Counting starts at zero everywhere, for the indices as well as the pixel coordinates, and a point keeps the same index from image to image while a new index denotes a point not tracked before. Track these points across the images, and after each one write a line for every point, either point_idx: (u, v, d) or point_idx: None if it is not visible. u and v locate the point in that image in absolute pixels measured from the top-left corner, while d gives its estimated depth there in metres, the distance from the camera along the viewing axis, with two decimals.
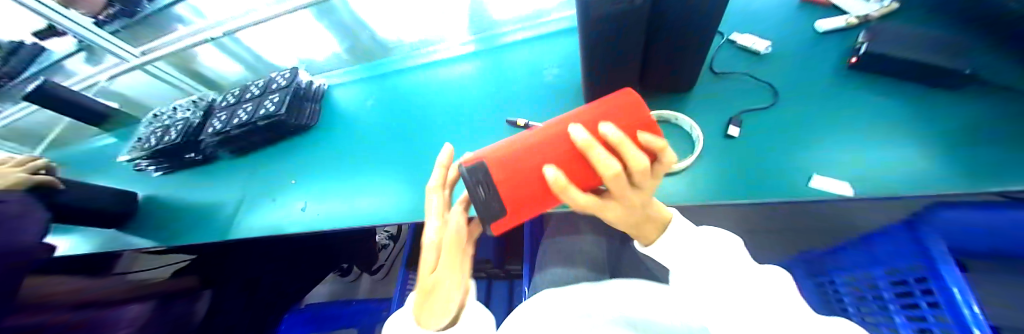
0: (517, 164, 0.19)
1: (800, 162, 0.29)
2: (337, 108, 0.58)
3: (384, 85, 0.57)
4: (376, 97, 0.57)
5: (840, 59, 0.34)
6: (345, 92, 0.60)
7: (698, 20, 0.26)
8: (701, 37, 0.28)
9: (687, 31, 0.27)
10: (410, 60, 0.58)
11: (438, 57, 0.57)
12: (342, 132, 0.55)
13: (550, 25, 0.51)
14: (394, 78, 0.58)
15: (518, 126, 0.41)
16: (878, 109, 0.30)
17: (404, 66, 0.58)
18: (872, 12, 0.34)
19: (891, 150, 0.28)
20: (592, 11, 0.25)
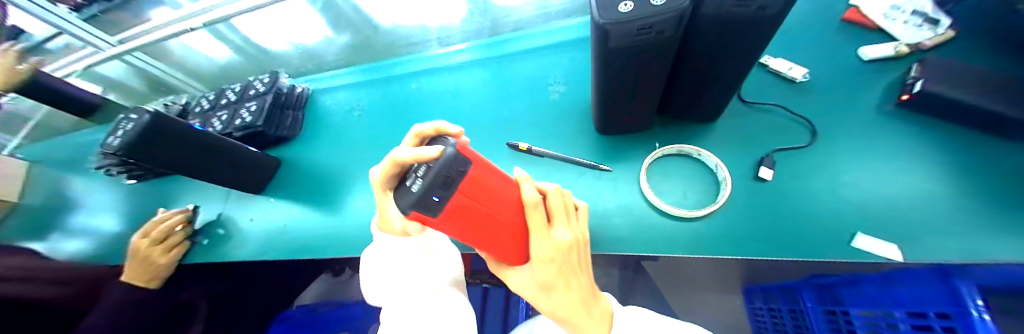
0: (485, 184, 0.17)
1: (840, 217, 0.26)
2: (325, 115, 0.54)
3: (377, 92, 0.53)
4: (365, 105, 0.52)
5: (884, 95, 0.30)
6: (332, 97, 0.55)
7: (744, 47, 0.21)
8: (743, 67, 0.24)
9: (724, 60, 0.23)
10: (404, 65, 0.53)
11: (433, 63, 0.52)
12: (328, 142, 0.50)
13: (557, 33, 0.46)
14: (385, 84, 0.53)
15: (520, 149, 0.37)
16: (930, 157, 0.27)
17: (397, 71, 0.53)
18: (924, 40, 0.31)
19: (944, 209, 0.24)
20: (611, 36, 0.20)
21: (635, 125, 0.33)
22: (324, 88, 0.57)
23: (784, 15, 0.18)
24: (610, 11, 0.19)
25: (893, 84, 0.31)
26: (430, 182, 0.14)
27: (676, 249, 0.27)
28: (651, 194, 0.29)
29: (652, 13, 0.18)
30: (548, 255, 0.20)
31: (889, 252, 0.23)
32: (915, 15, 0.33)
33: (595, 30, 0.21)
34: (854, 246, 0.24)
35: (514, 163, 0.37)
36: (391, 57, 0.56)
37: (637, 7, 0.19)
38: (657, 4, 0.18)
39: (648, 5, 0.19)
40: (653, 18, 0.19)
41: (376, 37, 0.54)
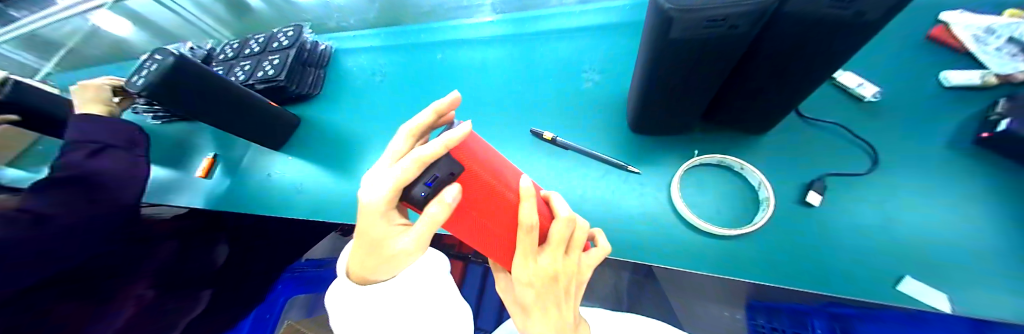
0: (480, 191, 0.17)
1: (884, 256, 0.24)
2: (346, 77, 0.52)
3: (400, 58, 0.51)
4: (387, 70, 0.51)
5: (963, 128, 0.27)
6: (354, 59, 0.54)
7: (825, 55, 0.19)
8: (817, 77, 0.21)
9: (794, 66, 0.20)
10: (431, 33, 0.51)
11: (461, 34, 0.49)
12: (348, 105, 0.49)
13: (599, 15, 0.43)
14: (410, 51, 0.51)
15: (545, 138, 0.35)
16: (999, 204, 0.24)
17: (423, 39, 0.51)
18: (1016, 72, 0.27)
19: (1006, 263, 0.22)
20: (676, 27, 0.18)
21: (672, 128, 0.30)
22: (348, 48, 0.55)
23: (886, 25, 0.16)
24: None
25: (973, 117, 0.27)
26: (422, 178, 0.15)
27: (701, 265, 0.26)
28: (682, 204, 0.27)
29: (730, 4, 0.16)
30: (526, 277, 0.21)
31: (938, 301, 0.21)
32: (1010, 43, 0.28)
33: (657, 17, 0.18)
34: (899, 289, 0.23)
35: (536, 151, 0.36)
36: (417, 22, 0.53)
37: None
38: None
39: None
40: (728, 10, 0.16)
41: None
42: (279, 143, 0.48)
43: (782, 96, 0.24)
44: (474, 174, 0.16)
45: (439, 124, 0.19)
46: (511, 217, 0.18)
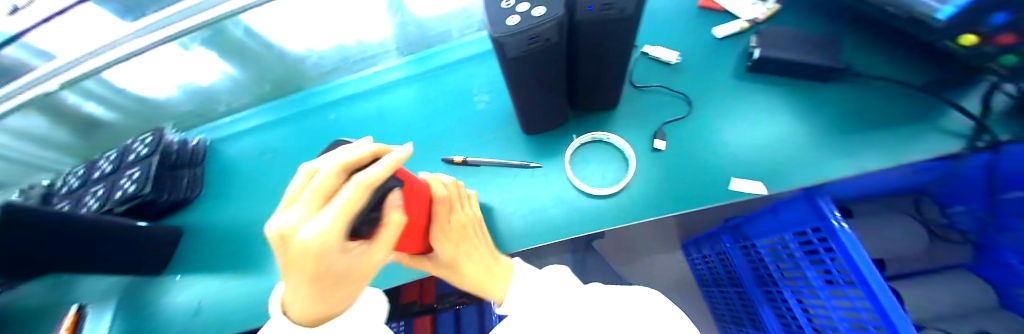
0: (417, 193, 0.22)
1: (720, 169, 0.32)
2: (238, 165, 0.49)
3: (295, 128, 0.49)
4: (278, 147, 0.48)
5: (737, 64, 0.38)
6: (243, 145, 0.50)
7: (620, 41, 0.25)
8: (624, 58, 0.27)
9: (607, 55, 0.27)
10: (323, 96, 0.51)
11: (354, 90, 0.50)
12: (246, 194, 0.45)
13: (474, 44, 0.48)
14: (304, 120, 0.50)
15: (455, 162, 0.38)
16: (767, 109, 0.35)
17: (315, 104, 0.50)
18: (757, 16, 0.39)
19: (783, 147, 0.32)
20: (509, 48, 0.22)
21: (552, 122, 0.36)
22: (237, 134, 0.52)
23: (639, 16, 0.22)
24: (500, 27, 0.21)
25: (740, 55, 0.38)
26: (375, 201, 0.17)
27: (603, 225, 0.30)
28: (575, 180, 0.32)
29: (534, 24, 0.20)
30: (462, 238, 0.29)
31: (758, 188, 0.30)
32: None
33: (492, 44, 0.22)
34: (734, 190, 0.30)
35: (451, 177, 0.38)
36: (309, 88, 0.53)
37: (520, 21, 0.21)
38: (536, 15, 0.20)
39: (530, 17, 0.21)
40: (537, 30, 0.21)
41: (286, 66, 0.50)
42: (163, 263, 0.41)
43: (615, 76, 0.30)
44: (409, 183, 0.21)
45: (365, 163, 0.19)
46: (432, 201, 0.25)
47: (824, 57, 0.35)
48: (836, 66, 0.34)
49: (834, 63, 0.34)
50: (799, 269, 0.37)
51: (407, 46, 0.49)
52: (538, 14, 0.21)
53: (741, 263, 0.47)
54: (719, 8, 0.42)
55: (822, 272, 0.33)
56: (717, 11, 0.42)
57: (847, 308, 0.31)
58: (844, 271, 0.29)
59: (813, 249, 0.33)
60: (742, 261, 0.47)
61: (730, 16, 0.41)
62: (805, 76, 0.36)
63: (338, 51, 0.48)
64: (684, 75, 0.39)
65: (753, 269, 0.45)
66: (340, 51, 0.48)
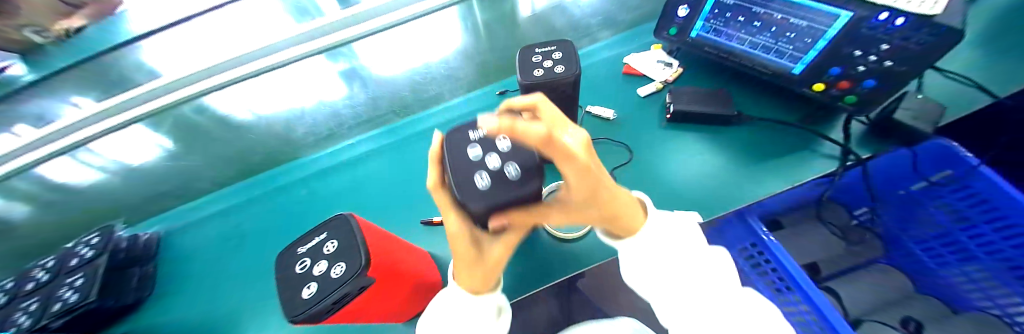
0: (388, 256, 0.25)
1: (660, 200, 0.41)
2: (217, 248, 0.49)
3: (280, 202, 0.52)
4: (265, 221, 0.50)
5: (659, 116, 0.50)
6: (225, 224, 0.52)
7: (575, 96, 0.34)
8: (575, 108, 0.38)
9: (568, 107, 0.37)
10: (305, 168, 0.55)
11: (338, 160, 0.55)
12: (231, 279, 0.46)
13: (444, 113, 0.58)
14: (289, 192, 0.53)
15: (435, 222, 0.43)
16: (685, 149, 0.46)
17: (299, 177, 0.54)
18: (667, 78, 0.53)
19: (702, 179, 0.43)
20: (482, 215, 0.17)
21: None
22: (220, 215, 0.53)
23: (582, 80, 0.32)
24: (473, 191, 0.17)
25: (660, 110, 0.51)
26: (356, 272, 0.20)
27: (582, 265, 0.35)
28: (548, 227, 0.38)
29: (515, 190, 0.17)
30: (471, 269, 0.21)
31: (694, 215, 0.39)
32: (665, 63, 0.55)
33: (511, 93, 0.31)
34: None
35: (437, 237, 0.42)
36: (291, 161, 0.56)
37: (496, 180, 0.17)
38: (512, 176, 0.18)
39: (504, 179, 0.18)
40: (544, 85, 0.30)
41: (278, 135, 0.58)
42: None
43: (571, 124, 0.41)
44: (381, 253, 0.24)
45: (349, 238, 0.23)
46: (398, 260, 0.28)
47: (718, 107, 0.47)
48: (727, 112, 0.46)
49: (727, 109, 0.46)
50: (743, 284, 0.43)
51: (395, 109, 0.59)
52: (512, 173, 0.18)
53: None
54: (638, 75, 0.55)
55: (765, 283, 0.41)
56: (636, 78, 0.55)
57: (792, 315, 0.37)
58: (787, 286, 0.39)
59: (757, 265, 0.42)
60: None
61: (648, 80, 0.54)
62: (710, 121, 0.47)
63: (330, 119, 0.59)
64: (621, 128, 0.50)
65: None
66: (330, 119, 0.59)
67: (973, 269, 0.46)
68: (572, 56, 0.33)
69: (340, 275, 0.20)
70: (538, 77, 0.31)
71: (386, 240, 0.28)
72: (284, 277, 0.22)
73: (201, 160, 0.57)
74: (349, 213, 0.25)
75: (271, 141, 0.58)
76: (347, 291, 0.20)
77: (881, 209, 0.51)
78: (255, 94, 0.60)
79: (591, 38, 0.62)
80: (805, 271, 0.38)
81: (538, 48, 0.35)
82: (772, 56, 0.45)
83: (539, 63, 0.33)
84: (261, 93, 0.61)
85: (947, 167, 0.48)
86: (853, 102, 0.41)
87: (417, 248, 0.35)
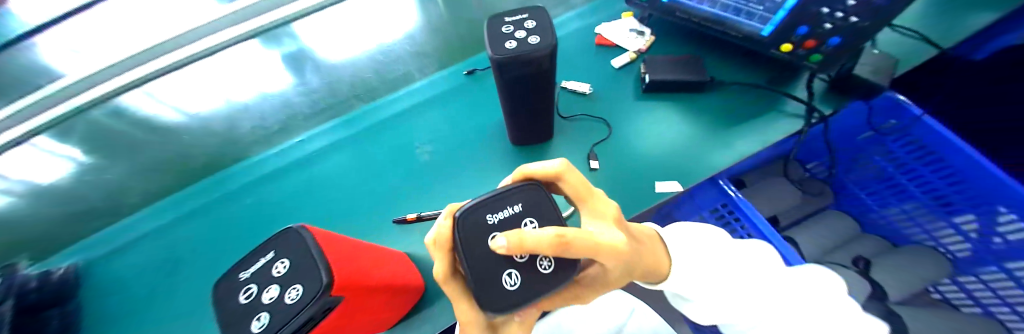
0: (353, 265, 0.22)
1: (638, 174, 0.41)
2: (161, 272, 0.43)
3: (230, 214, 0.46)
4: (214, 236, 0.45)
5: (635, 87, 0.49)
6: (165, 244, 0.45)
7: (550, 71, 0.32)
8: (552, 86, 0.35)
9: (547, 87, 0.34)
10: (256, 173, 0.49)
11: (294, 161, 0.50)
12: (185, 304, 0.41)
13: (409, 98, 0.53)
14: (240, 201, 0.47)
15: (409, 220, 0.40)
16: (662, 118, 0.45)
17: (250, 182, 0.49)
18: (640, 47, 0.51)
19: (679, 147, 0.43)
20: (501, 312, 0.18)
21: (519, 137, 0.44)
22: (158, 233, 0.46)
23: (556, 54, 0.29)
24: (492, 288, 0.17)
25: (635, 81, 0.49)
26: (315, 292, 0.17)
27: None
28: None
29: (544, 286, 0.18)
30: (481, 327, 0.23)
31: (673, 186, 0.39)
32: (637, 32, 0.53)
33: (493, 62, 0.29)
34: (662, 192, 0.39)
35: (413, 235, 0.40)
36: (238, 161, 0.50)
37: (525, 277, 0.18)
38: (546, 271, 0.18)
39: (527, 271, 0.18)
40: (528, 57, 0.28)
41: (223, 134, 0.52)
42: None
43: (549, 103, 0.38)
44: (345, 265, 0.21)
45: (300, 254, 0.19)
46: (366, 267, 0.24)
47: (692, 74, 0.46)
48: (700, 79, 0.45)
49: (700, 76, 0.46)
50: None
51: (358, 93, 0.55)
52: (545, 267, 0.18)
53: None
54: (611, 46, 0.53)
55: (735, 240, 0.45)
56: (608, 48, 0.53)
57: None
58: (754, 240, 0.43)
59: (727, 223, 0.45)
60: None
61: (621, 50, 0.52)
62: (684, 89, 0.47)
63: (279, 110, 0.54)
64: (597, 102, 0.48)
65: None
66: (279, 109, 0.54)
67: (911, 206, 0.53)
68: (546, 26, 0.29)
69: (297, 299, 0.17)
70: (510, 51, 0.28)
71: (348, 248, 0.25)
72: (228, 313, 0.18)
73: (130, 172, 0.50)
74: (301, 225, 0.21)
75: (212, 141, 0.52)
76: (308, 317, 0.16)
77: (836, 163, 0.55)
78: (185, 86, 0.54)
79: (559, 10, 0.59)
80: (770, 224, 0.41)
81: (507, 17, 0.31)
82: (742, 19, 0.43)
83: (510, 34, 0.29)
84: (193, 86, 0.55)
85: (891, 118, 0.50)
86: (819, 60, 0.40)
87: (389, 251, 0.32)
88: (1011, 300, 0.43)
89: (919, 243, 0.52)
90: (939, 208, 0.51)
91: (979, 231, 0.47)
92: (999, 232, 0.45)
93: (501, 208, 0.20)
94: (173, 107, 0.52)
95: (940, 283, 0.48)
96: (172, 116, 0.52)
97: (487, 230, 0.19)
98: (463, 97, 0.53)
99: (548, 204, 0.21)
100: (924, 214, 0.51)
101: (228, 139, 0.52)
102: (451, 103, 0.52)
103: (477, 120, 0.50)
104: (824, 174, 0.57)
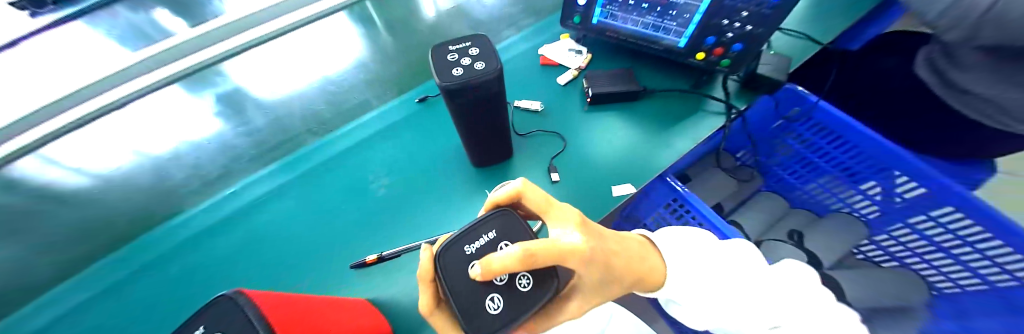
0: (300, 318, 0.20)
1: (595, 181, 0.43)
2: None
3: (157, 285, 0.41)
4: (135, 314, 0.39)
5: (582, 100, 0.52)
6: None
7: (499, 96, 0.33)
8: (503, 109, 0.36)
9: (498, 111, 0.35)
10: (190, 233, 0.44)
11: (236, 214, 0.45)
12: None
13: (361, 132, 0.52)
14: (168, 269, 0.42)
15: (370, 262, 0.38)
16: (611, 127, 0.49)
17: (180, 245, 0.43)
18: (581, 64, 0.55)
19: (628, 152, 0.46)
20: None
21: (480, 159, 0.44)
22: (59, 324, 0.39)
23: (502, 78, 0.30)
24: (479, 317, 0.18)
25: (581, 95, 0.53)
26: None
27: None
28: None
29: (527, 303, 0.19)
30: None
31: (628, 188, 0.42)
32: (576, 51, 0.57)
33: (441, 90, 0.29)
34: (620, 195, 0.41)
35: (377, 276, 0.38)
36: (171, 218, 0.46)
37: (508, 301, 0.18)
38: (526, 289, 0.19)
39: (508, 296, 0.19)
40: (475, 84, 0.29)
41: (157, 191, 0.48)
42: None
43: (504, 125, 0.39)
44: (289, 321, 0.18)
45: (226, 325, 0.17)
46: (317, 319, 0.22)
47: (630, 85, 0.50)
48: (637, 89, 0.50)
49: (637, 86, 0.50)
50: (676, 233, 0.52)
51: (310, 127, 0.53)
52: (525, 286, 0.19)
53: None
54: (555, 65, 0.56)
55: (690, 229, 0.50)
56: (553, 67, 0.56)
57: None
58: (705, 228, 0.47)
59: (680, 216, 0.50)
60: None
61: (565, 68, 0.56)
62: (625, 98, 0.51)
63: (221, 154, 0.51)
64: (550, 118, 0.51)
65: None
66: (223, 153, 0.51)
67: (825, 179, 0.60)
68: (489, 51, 0.30)
69: None
70: (457, 77, 0.29)
71: (293, 302, 0.22)
72: None
73: (28, 254, 0.43)
74: (239, 290, 0.18)
75: (143, 200, 0.47)
76: None
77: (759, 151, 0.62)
78: (87, 146, 0.51)
79: (502, 36, 0.62)
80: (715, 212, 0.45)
81: (451, 45, 0.31)
82: (661, 34, 0.49)
83: (455, 61, 0.30)
84: (103, 144, 0.52)
85: (794, 106, 0.55)
86: (728, 65, 0.46)
87: (354, 300, 0.31)
88: (919, 251, 0.52)
89: (839, 211, 0.61)
90: (846, 177, 0.58)
91: (884, 194, 0.54)
92: (899, 192, 0.52)
93: (479, 237, 0.21)
94: (78, 171, 0.50)
95: (861, 244, 0.59)
96: (71, 180, 0.49)
97: (467, 259, 0.20)
98: (418, 125, 0.52)
99: (518, 227, 0.22)
100: (836, 185, 0.59)
101: (155, 196, 0.47)
102: (406, 133, 0.51)
103: (435, 147, 0.49)
104: (750, 161, 0.64)
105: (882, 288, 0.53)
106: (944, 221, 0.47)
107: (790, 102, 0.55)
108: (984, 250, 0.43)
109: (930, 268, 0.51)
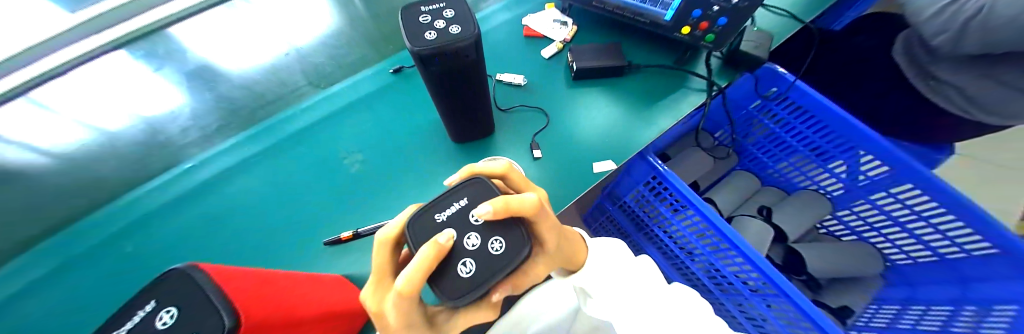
0: (267, 291, 0.19)
1: (576, 157, 0.43)
2: None
3: (110, 264, 0.38)
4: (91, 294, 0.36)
5: (566, 75, 0.51)
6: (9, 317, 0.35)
7: (477, 64, 0.31)
8: (481, 79, 0.34)
9: (478, 81, 0.34)
10: (144, 209, 0.41)
11: (197, 190, 0.42)
12: None
13: (331, 105, 0.49)
14: (124, 247, 0.39)
15: (346, 239, 0.37)
16: (594, 103, 0.48)
17: (135, 223, 0.40)
18: (565, 37, 0.53)
19: (612, 129, 0.45)
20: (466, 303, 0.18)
21: (462, 135, 0.43)
22: None
23: (479, 43, 0.28)
24: (453, 282, 0.18)
25: (565, 70, 0.51)
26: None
27: None
28: None
29: (497, 268, 0.18)
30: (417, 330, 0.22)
31: (608, 164, 0.42)
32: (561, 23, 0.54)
33: (413, 56, 0.27)
34: (601, 171, 0.41)
35: (354, 252, 0.37)
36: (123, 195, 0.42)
37: (480, 266, 0.18)
38: (497, 252, 0.19)
39: (482, 263, 0.18)
40: (450, 48, 0.27)
41: (122, 158, 0.45)
42: None
43: (483, 96, 0.37)
44: (254, 291, 0.17)
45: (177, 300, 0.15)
46: (286, 292, 0.21)
47: (614, 59, 0.49)
48: (622, 64, 0.48)
49: (622, 61, 0.49)
50: (654, 208, 0.54)
51: (313, 81, 0.51)
52: (497, 249, 0.19)
53: (616, 210, 0.66)
54: (540, 37, 0.54)
55: (666, 204, 0.52)
56: (537, 40, 0.54)
57: (687, 223, 0.51)
58: (681, 203, 0.49)
59: (658, 191, 0.52)
60: (623, 216, 0.65)
61: (549, 41, 0.54)
62: (610, 73, 0.50)
63: (188, 122, 0.47)
64: (533, 93, 0.49)
65: (628, 217, 0.64)
66: (188, 122, 0.48)
67: (795, 158, 0.63)
68: (465, 14, 0.28)
69: None
70: (430, 41, 0.26)
71: (257, 274, 0.21)
72: None
73: None
74: (186, 264, 0.16)
75: (109, 165, 0.44)
76: None
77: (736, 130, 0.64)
78: (38, 125, 0.46)
79: (487, 4, 0.59)
80: (691, 187, 0.46)
81: (423, 7, 0.29)
82: (647, 6, 0.47)
83: (428, 24, 0.28)
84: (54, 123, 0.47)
85: (772, 86, 0.56)
86: (713, 40, 0.46)
87: (326, 275, 0.30)
88: (876, 224, 0.57)
89: (806, 188, 0.64)
90: (815, 156, 0.59)
91: (849, 173, 0.56)
92: (863, 171, 0.54)
93: (451, 205, 0.20)
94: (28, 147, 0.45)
95: (827, 220, 0.65)
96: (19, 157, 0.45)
97: (439, 228, 0.20)
98: (395, 98, 0.50)
99: (490, 192, 0.21)
100: (806, 164, 0.62)
101: (105, 170, 0.44)
102: (382, 107, 0.49)
103: (413, 122, 0.47)
104: (728, 141, 0.66)
105: (840, 262, 0.57)
106: (906, 200, 0.49)
107: (770, 82, 0.56)
108: (939, 226, 0.47)
109: (885, 241, 0.57)
